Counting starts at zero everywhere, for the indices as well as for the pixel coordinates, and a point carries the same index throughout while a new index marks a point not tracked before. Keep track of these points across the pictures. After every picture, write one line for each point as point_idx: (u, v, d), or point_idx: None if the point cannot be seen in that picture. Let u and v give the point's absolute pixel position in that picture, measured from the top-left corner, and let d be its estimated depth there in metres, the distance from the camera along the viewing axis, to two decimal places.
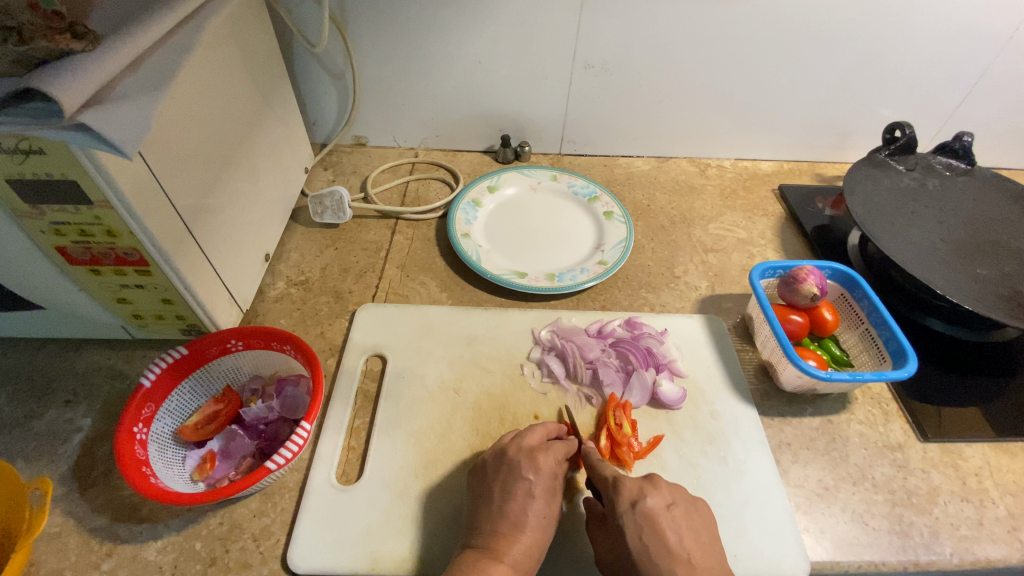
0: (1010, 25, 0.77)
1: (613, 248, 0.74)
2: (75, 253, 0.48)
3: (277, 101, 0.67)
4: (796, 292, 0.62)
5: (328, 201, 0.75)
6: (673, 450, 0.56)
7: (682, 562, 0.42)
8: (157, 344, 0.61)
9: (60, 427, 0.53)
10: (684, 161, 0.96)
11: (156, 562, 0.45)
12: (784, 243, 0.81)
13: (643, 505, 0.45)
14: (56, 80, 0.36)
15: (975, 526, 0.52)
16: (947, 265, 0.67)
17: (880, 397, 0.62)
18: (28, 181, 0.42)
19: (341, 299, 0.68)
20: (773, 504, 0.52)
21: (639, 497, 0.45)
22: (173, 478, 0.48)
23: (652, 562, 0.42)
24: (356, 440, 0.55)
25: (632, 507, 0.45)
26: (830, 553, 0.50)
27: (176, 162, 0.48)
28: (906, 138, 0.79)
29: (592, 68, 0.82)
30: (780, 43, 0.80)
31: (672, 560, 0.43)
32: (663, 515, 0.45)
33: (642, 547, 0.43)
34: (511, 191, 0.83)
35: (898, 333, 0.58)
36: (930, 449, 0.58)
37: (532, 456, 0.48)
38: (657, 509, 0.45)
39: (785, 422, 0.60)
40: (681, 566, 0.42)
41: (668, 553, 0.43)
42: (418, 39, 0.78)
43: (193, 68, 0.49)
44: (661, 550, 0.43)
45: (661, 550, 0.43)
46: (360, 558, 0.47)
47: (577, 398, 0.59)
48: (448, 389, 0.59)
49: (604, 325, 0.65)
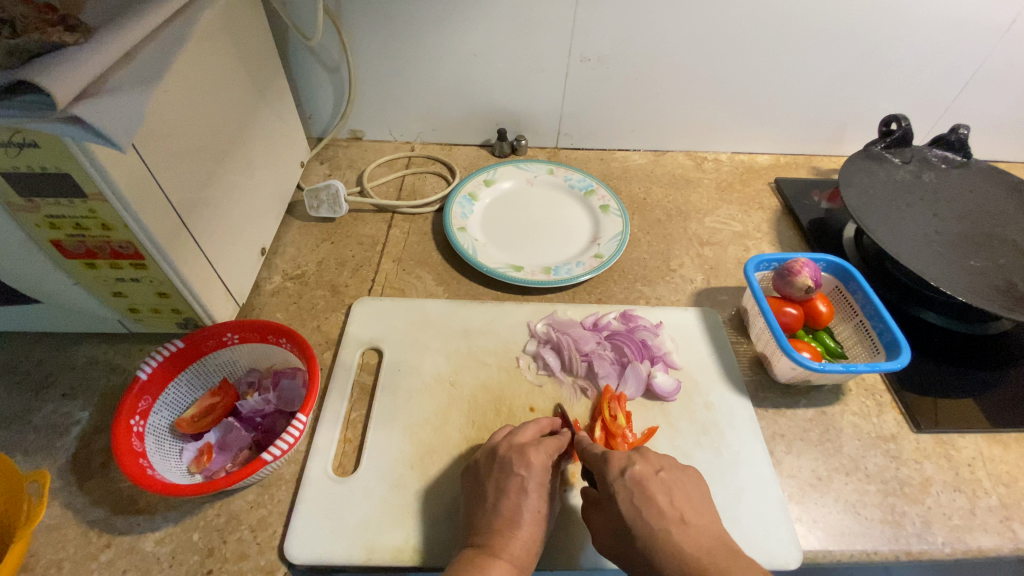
0: (1007, 18, 0.77)
1: (609, 241, 0.74)
2: (70, 247, 0.48)
3: (272, 94, 0.67)
4: (791, 284, 0.62)
5: (323, 195, 0.75)
6: (668, 440, 0.56)
7: (675, 519, 0.42)
8: (154, 338, 0.61)
9: (58, 420, 0.54)
10: (681, 154, 0.96)
11: (154, 553, 0.46)
12: (779, 237, 0.81)
13: (632, 470, 0.45)
14: (47, 72, 0.36)
15: (967, 516, 0.52)
16: (943, 258, 0.67)
17: (874, 389, 0.63)
18: (22, 174, 0.42)
19: (337, 293, 0.69)
20: (767, 495, 0.53)
21: (627, 465, 0.46)
22: (171, 471, 0.48)
23: (645, 522, 0.42)
24: (352, 432, 0.56)
25: (621, 474, 0.45)
26: (823, 542, 0.50)
27: (171, 156, 0.48)
28: (903, 130, 0.79)
29: (588, 61, 0.82)
30: (778, 37, 0.80)
31: (665, 519, 0.42)
32: (651, 478, 0.45)
33: (634, 510, 0.43)
34: (507, 185, 0.83)
35: (892, 324, 0.58)
36: (923, 440, 0.58)
37: (524, 452, 0.48)
38: (645, 474, 0.45)
39: (779, 413, 0.60)
40: (673, 524, 0.42)
41: (660, 512, 0.43)
42: (414, 32, 0.78)
43: (187, 61, 0.49)
44: (654, 511, 0.43)
45: (652, 511, 0.43)
46: (356, 548, 0.47)
47: (572, 390, 0.59)
48: (444, 382, 0.59)
49: (600, 317, 0.65)
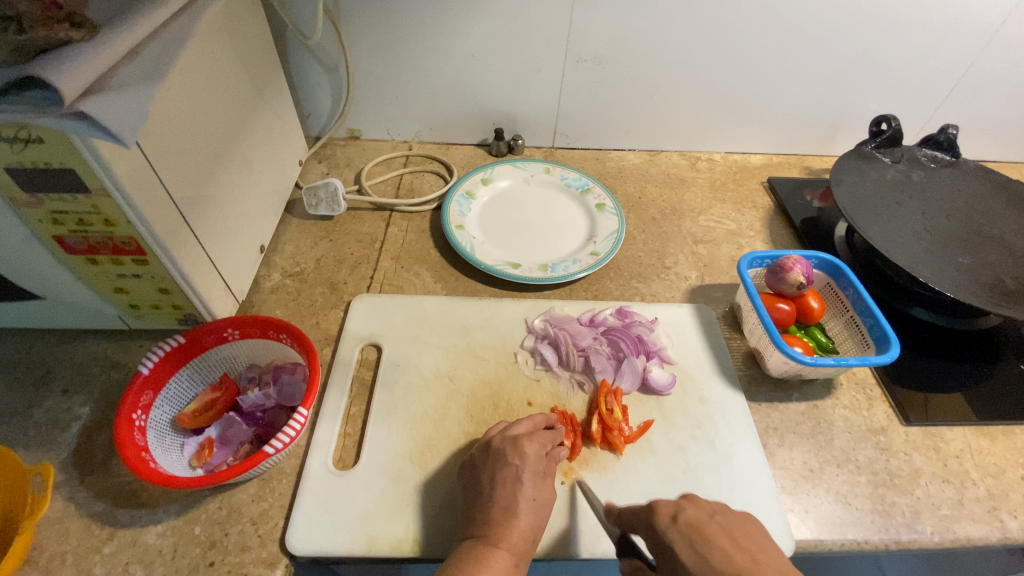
0: (995, 20, 0.79)
1: (605, 239, 0.75)
2: (72, 243, 0.48)
3: (271, 93, 0.68)
4: (784, 281, 0.63)
5: (322, 193, 0.75)
6: (663, 434, 0.57)
7: (746, 560, 0.39)
8: (154, 334, 0.62)
9: (59, 415, 0.54)
10: (676, 154, 0.97)
11: (156, 545, 0.46)
12: (772, 235, 0.82)
13: (683, 515, 0.42)
14: (55, 69, 0.36)
15: (956, 506, 0.54)
16: (932, 255, 0.69)
17: (864, 382, 0.64)
18: (26, 170, 0.42)
19: (336, 289, 0.69)
20: (760, 486, 0.54)
21: (677, 510, 0.43)
22: (172, 464, 0.49)
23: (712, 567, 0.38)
24: (352, 427, 0.56)
25: (674, 520, 0.42)
26: (815, 532, 0.51)
27: (174, 154, 0.48)
28: (893, 130, 0.81)
29: (584, 61, 0.83)
30: (770, 38, 0.81)
31: (734, 561, 0.39)
32: (706, 521, 0.42)
33: (696, 557, 0.39)
34: (504, 183, 0.84)
35: (881, 319, 0.59)
36: (912, 433, 0.59)
37: (518, 442, 0.49)
38: (697, 517, 0.42)
39: (772, 407, 0.61)
40: (746, 564, 0.38)
41: (726, 554, 0.39)
42: (412, 31, 0.78)
43: (188, 58, 0.50)
44: (718, 551, 0.39)
45: (719, 556, 0.39)
46: (357, 540, 0.48)
47: (570, 385, 0.60)
48: (442, 377, 0.60)
49: (596, 313, 0.66)
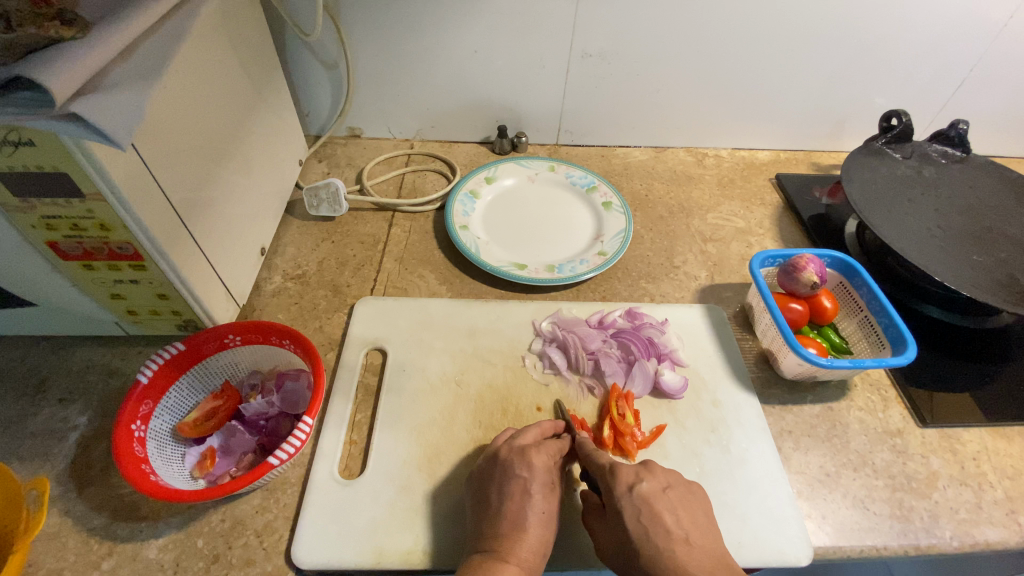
0: (1003, 16, 0.78)
1: (612, 238, 0.74)
2: (67, 249, 0.47)
3: (270, 90, 0.66)
4: (797, 280, 0.62)
5: (324, 193, 0.73)
6: (676, 439, 0.56)
7: (681, 539, 0.43)
8: (153, 340, 0.60)
9: (56, 426, 0.52)
10: (682, 151, 0.95)
11: (158, 560, 0.45)
12: (782, 233, 0.81)
13: (641, 488, 0.45)
14: (45, 69, 0.35)
15: (974, 509, 0.53)
16: (945, 253, 0.67)
17: (879, 384, 0.63)
18: (18, 174, 0.40)
19: (339, 292, 0.68)
20: (777, 491, 0.53)
21: (637, 481, 0.45)
22: (173, 475, 0.47)
23: (650, 541, 0.43)
24: (358, 434, 0.55)
25: (630, 489, 0.45)
26: (832, 538, 0.50)
27: (171, 156, 0.47)
28: (903, 125, 0.79)
29: (589, 57, 0.81)
30: (778, 34, 0.80)
31: (671, 537, 0.43)
32: (659, 496, 0.45)
33: (640, 529, 0.43)
34: (508, 182, 0.82)
35: (898, 319, 0.58)
36: (928, 435, 0.58)
37: (524, 454, 0.48)
38: (653, 491, 0.45)
39: (786, 410, 0.60)
40: (679, 543, 0.43)
41: (666, 532, 0.43)
42: (413, 27, 0.77)
43: (186, 56, 0.48)
44: (660, 529, 0.43)
45: (660, 534, 0.43)
46: (365, 552, 0.46)
47: (579, 389, 0.59)
48: (449, 382, 0.58)
49: (605, 315, 0.65)
